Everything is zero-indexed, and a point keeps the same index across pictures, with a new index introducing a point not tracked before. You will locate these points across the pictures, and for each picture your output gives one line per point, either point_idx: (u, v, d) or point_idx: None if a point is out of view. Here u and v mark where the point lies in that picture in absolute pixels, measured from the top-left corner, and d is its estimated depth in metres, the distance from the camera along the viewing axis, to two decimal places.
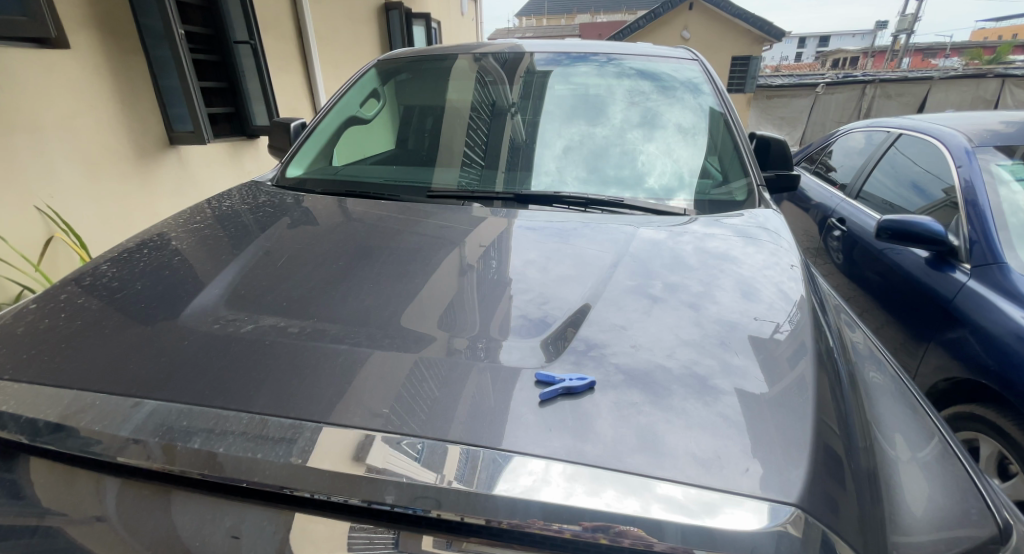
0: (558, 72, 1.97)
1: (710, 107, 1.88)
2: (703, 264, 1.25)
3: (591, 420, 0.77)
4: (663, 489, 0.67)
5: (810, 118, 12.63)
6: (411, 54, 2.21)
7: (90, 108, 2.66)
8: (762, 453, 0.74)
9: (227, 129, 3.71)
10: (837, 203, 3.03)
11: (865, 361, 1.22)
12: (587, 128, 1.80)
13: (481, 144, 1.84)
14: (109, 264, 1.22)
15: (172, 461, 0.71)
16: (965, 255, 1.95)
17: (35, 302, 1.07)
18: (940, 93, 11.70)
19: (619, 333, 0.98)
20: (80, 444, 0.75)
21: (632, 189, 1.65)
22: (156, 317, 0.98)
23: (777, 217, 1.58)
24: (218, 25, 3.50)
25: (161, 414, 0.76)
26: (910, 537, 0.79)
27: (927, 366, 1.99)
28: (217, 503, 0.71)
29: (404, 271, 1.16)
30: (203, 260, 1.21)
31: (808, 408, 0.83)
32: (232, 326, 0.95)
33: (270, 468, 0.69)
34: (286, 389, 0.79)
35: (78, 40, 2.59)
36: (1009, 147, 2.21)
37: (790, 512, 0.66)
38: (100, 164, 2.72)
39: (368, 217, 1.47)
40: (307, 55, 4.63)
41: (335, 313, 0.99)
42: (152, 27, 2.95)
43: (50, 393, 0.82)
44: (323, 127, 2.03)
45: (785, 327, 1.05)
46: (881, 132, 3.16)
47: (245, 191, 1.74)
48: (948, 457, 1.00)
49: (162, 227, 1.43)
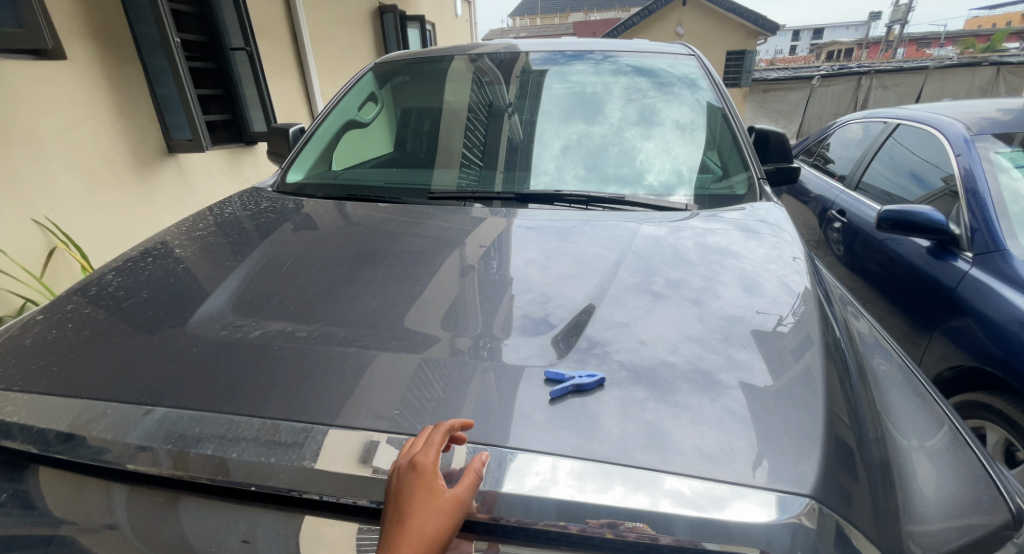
0: (554, 71, 1.97)
1: (708, 102, 1.88)
2: (704, 259, 1.25)
3: (598, 416, 0.77)
4: (670, 483, 0.67)
5: (807, 111, 12.66)
6: (408, 56, 2.21)
7: (87, 118, 2.65)
8: (770, 447, 0.74)
9: (225, 136, 3.73)
10: (836, 195, 3.03)
11: (872, 351, 1.22)
12: (585, 126, 1.80)
13: (479, 144, 1.84)
14: (113, 274, 1.22)
15: (184, 468, 0.71)
16: (967, 243, 1.95)
17: (41, 313, 1.07)
18: (936, 82, 11.80)
19: (623, 330, 0.98)
20: (90, 453, 0.75)
21: (631, 186, 1.65)
22: (165, 324, 0.98)
23: (778, 210, 1.58)
24: (213, 33, 3.52)
25: (171, 421, 0.76)
26: (923, 526, 0.79)
27: (932, 355, 2.00)
28: (228, 508, 0.71)
29: (408, 273, 1.16)
30: (207, 267, 1.21)
31: (817, 399, 0.83)
32: (240, 332, 0.95)
33: (281, 473, 0.69)
34: (294, 393, 0.79)
35: (74, 51, 2.59)
36: (1008, 134, 2.21)
37: (804, 504, 0.66)
38: (99, 174, 2.71)
39: (369, 220, 1.47)
40: (303, 60, 4.64)
41: (341, 317, 0.99)
42: (148, 35, 2.93)
43: (61, 403, 0.82)
44: (322, 131, 2.03)
45: (788, 318, 1.05)
46: (878, 123, 3.16)
47: (245, 198, 1.74)
48: (958, 445, 1.00)
49: (164, 236, 1.43)
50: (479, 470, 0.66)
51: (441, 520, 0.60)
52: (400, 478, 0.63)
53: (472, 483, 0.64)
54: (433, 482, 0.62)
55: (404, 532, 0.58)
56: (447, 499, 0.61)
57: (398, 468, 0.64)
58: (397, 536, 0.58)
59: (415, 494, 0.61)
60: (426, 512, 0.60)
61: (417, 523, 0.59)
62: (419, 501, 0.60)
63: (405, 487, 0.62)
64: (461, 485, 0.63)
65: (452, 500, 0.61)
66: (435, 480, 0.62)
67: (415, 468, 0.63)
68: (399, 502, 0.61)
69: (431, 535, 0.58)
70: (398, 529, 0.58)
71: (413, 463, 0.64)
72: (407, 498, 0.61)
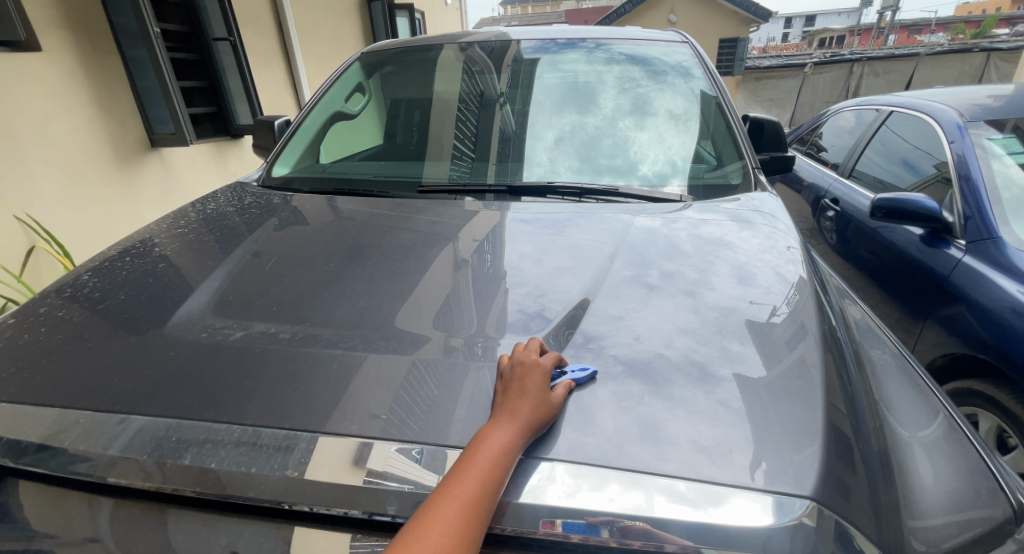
0: (546, 60, 1.93)
1: (702, 90, 1.85)
2: (698, 250, 1.23)
3: (593, 413, 0.76)
4: (666, 483, 0.65)
5: (799, 100, 12.70)
6: (395, 45, 2.16)
7: (65, 111, 2.57)
8: (767, 443, 0.72)
9: (210, 129, 3.65)
10: (829, 183, 3.02)
11: (869, 340, 1.21)
12: (578, 117, 1.77)
13: (470, 136, 1.80)
14: (90, 274, 1.18)
15: (164, 480, 0.68)
16: (960, 231, 1.95)
17: (13, 316, 1.03)
18: (928, 69, 11.79)
19: (617, 324, 0.96)
20: (65, 465, 0.72)
21: (624, 177, 1.62)
22: (143, 326, 0.95)
23: (772, 200, 1.56)
24: (194, 22, 3.42)
25: (149, 430, 0.73)
26: (923, 522, 0.78)
27: (924, 343, 2.00)
28: (211, 520, 0.68)
29: (396, 269, 1.13)
30: (188, 265, 1.17)
31: (815, 391, 0.81)
32: (222, 334, 0.91)
33: (265, 482, 0.66)
34: (277, 397, 0.76)
35: (49, 42, 2.51)
36: (999, 121, 2.20)
37: (806, 504, 0.64)
38: (79, 169, 2.64)
39: (358, 215, 1.44)
40: (290, 51, 4.55)
41: (327, 318, 0.95)
42: (127, 27, 2.85)
43: (35, 412, 0.79)
44: (309, 123, 1.98)
45: (782, 309, 1.04)
46: (870, 111, 3.15)
47: (229, 193, 1.70)
48: (956, 435, 0.99)
49: (145, 233, 1.39)
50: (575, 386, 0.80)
51: (546, 407, 0.73)
52: (520, 367, 0.78)
53: (568, 389, 0.77)
54: (547, 377, 0.76)
55: (519, 405, 0.72)
56: (555, 395, 0.75)
57: (519, 361, 0.79)
58: (514, 406, 0.72)
59: (531, 380, 0.76)
60: (537, 397, 0.74)
61: (529, 402, 0.73)
62: (532, 387, 0.75)
63: (524, 375, 0.77)
64: (561, 389, 0.77)
65: (557, 396, 0.75)
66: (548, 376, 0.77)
67: (534, 365, 0.78)
68: (517, 383, 0.75)
69: (537, 417, 0.72)
70: (516, 403, 0.72)
71: (531, 359, 0.79)
72: (525, 383, 0.75)
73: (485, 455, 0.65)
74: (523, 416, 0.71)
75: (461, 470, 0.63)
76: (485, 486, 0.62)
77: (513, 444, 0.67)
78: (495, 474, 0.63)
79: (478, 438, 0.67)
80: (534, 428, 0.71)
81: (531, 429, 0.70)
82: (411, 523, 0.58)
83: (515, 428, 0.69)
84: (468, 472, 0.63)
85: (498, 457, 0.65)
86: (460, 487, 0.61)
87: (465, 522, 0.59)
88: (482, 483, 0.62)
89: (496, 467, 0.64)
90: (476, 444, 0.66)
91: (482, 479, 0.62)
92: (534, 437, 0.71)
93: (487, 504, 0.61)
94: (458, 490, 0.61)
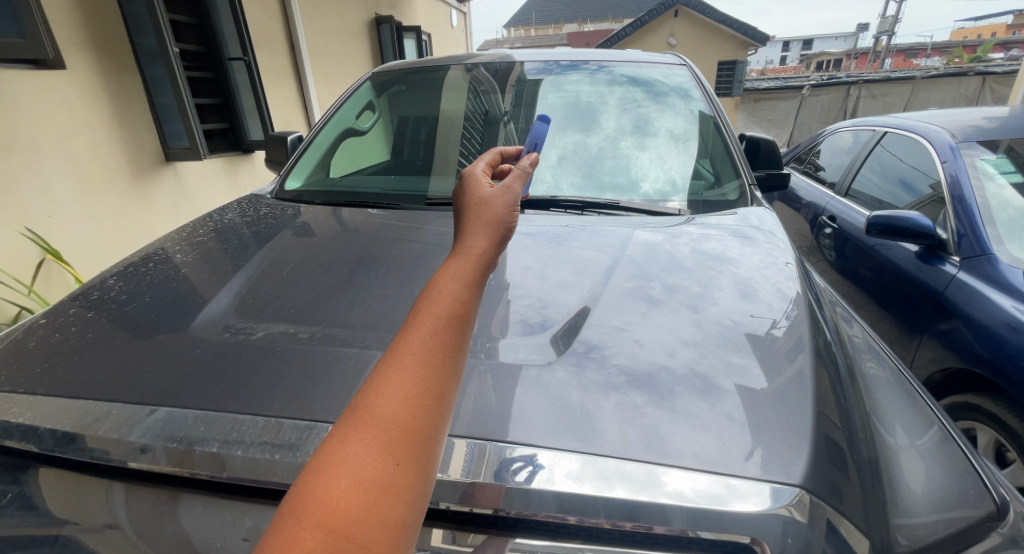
0: (550, 81, 2.01)
1: (700, 111, 1.92)
2: (700, 265, 1.28)
3: (596, 419, 0.79)
4: (670, 484, 0.70)
5: (797, 121, 12.87)
6: (405, 65, 2.24)
7: (84, 127, 2.66)
8: (762, 445, 0.76)
9: (222, 144, 3.73)
10: (826, 202, 3.08)
11: (864, 353, 1.25)
12: (581, 136, 1.83)
13: (476, 152, 1.87)
14: (115, 279, 1.22)
15: (189, 466, 0.73)
16: (954, 247, 2.00)
17: (43, 318, 1.08)
18: (924, 92, 11.92)
19: (619, 334, 1.00)
20: (94, 453, 0.77)
21: (626, 193, 1.68)
22: (165, 328, 0.99)
23: (770, 216, 1.62)
24: (211, 43, 3.54)
25: (175, 420, 0.78)
26: (910, 519, 0.81)
27: (922, 358, 2.03)
28: (233, 505, 0.72)
29: (407, 277, 1.17)
30: (207, 272, 1.22)
31: (810, 400, 0.86)
32: (243, 335, 0.96)
33: (286, 470, 0.70)
34: (297, 393, 0.80)
35: (73, 60, 2.61)
36: (992, 142, 2.27)
37: (793, 497, 0.70)
38: (94, 182, 2.70)
39: (366, 226, 1.49)
40: (300, 70, 4.68)
41: (343, 320, 1.00)
42: (147, 46, 2.96)
43: (64, 404, 0.83)
44: (320, 138, 2.06)
45: (782, 322, 1.08)
46: (867, 131, 3.22)
47: (245, 204, 1.76)
48: (947, 443, 1.02)
49: (163, 242, 1.44)
50: (531, 169, 0.79)
51: (500, 218, 0.70)
52: (468, 200, 0.73)
53: (519, 181, 0.75)
54: (492, 190, 0.73)
55: (467, 235, 0.67)
56: (506, 207, 0.71)
57: (461, 194, 0.76)
58: (465, 234, 0.67)
59: (479, 202, 0.72)
60: (487, 214, 0.69)
61: (478, 224, 0.68)
62: (482, 207, 0.71)
63: (472, 203, 0.72)
64: (515, 185, 0.75)
65: (509, 202, 0.72)
66: (492, 190, 0.73)
67: (477, 201, 0.72)
68: (467, 211, 0.71)
69: (491, 231, 0.68)
70: (462, 244, 0.66)
71: (474, 194, 0.74)
72: (473, 218, 0.70)
73: (437, 300, 0.59)
74: (474, 237, 0.67)
75: (409, 325, 0.57)
76: (440, 332, 0.56)
77: (467, 281, 0.61)
78: (447, 322, 0.57)
79: (425, 290, 0.61)
80: (489, 240, 0.67)
81: (483, 268, 0.64)
82: (358, 398, 0.51)
83: (468, 260, 0.64)
84: (418, 327, 0.56)
85: (451, 295, 0.59)
86: (409, 344, 0.55)
87: (420, 381, 0.52)
88: (438, 328, 0.56)
89: (448, 317, 0.57)
90: (426, 294, 0.60)
91: (433, 329, 0.56)
92: (495, 248, 0.67)
93: (448, 352, 0.56)
94: (407, 349, 0.54)
